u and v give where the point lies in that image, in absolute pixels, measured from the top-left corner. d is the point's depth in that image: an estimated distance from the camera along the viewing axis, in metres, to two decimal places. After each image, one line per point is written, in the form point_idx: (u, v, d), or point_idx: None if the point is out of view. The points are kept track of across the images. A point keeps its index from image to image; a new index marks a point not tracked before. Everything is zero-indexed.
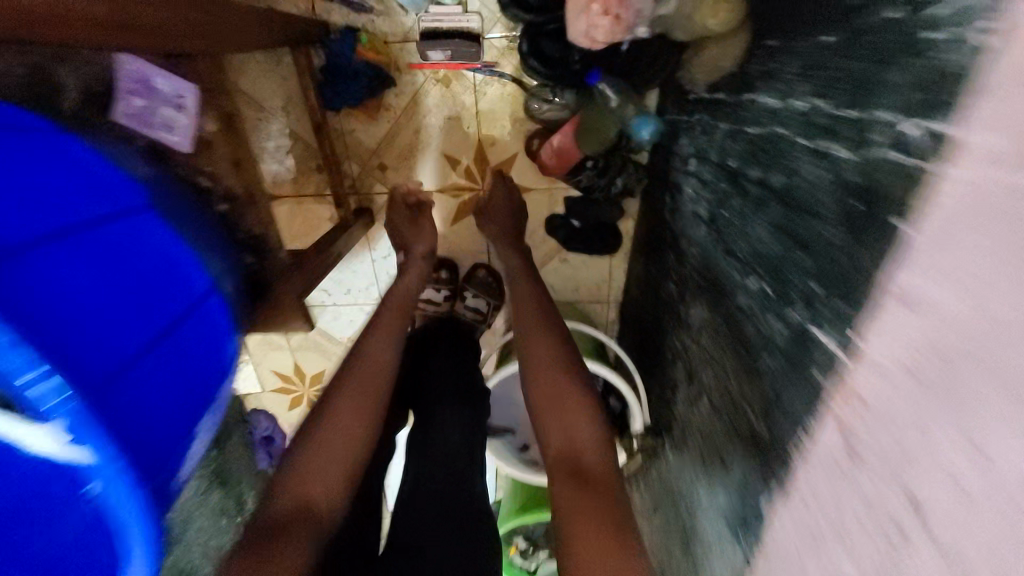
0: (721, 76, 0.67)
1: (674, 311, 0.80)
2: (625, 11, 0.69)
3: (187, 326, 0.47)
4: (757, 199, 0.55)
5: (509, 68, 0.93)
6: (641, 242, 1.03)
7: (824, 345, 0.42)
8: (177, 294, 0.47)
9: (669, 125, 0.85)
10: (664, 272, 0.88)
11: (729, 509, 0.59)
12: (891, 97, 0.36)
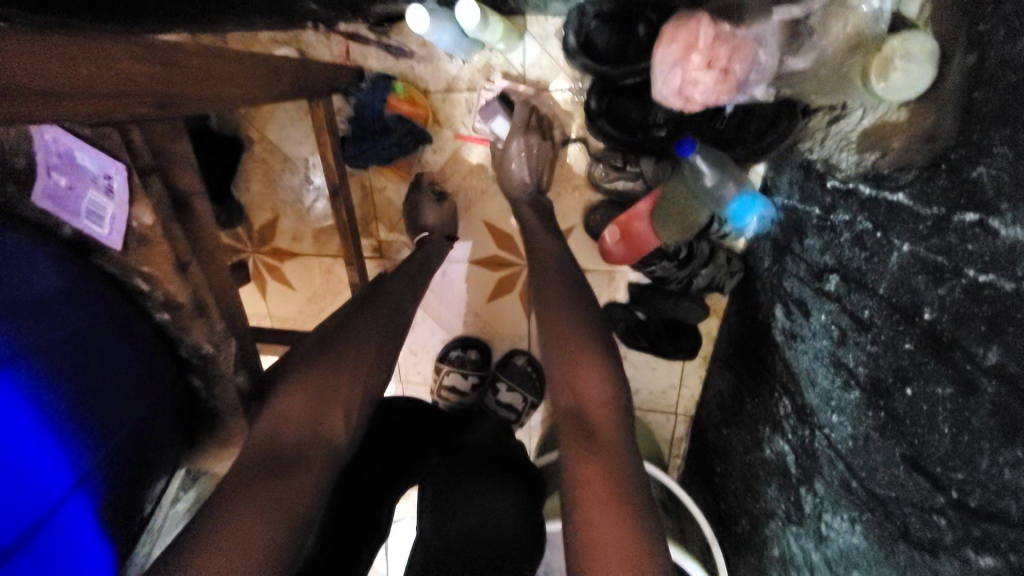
0: (895, 163, 0.42)
1: (788, 491, 0.53)
2: (734, 66, 0.48)
3: (34, 545, 0.33)
4: (1000, 410, 0.30)
5: (571, 125, 0.74)
6: (727, 352, 0.74)
7: None
8: (21, 512, 0.32)
9: (789, 211, 0.58)
10: (767, 419, 0.59)
11: None
12: None
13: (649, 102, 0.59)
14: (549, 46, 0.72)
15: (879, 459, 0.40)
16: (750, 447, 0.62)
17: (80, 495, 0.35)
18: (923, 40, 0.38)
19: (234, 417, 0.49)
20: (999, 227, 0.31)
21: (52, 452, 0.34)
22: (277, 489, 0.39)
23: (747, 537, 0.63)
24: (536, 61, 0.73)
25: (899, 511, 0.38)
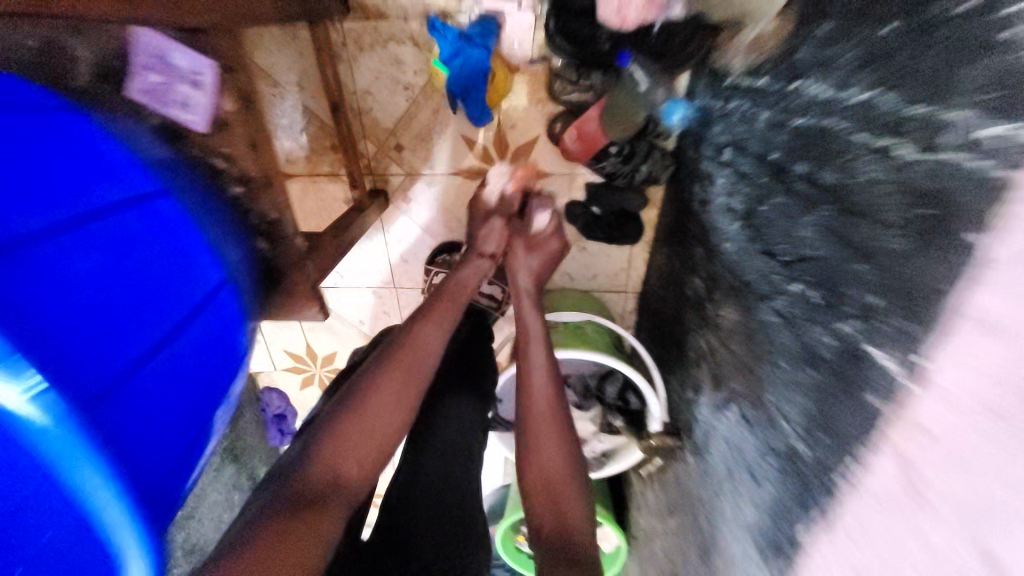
0: (760, 60, 0.61)
1: (700, 308, 0.75)
2: None
3: (199, 324, 0.46)
4: (807, 201, 0.49)
5: (535, 48, 0.87)
6: (664, 232, 0.94)
7: (885, 366, 0.37)
8: (192, 292, 0.46)
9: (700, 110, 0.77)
10: (689, 268, 0.79)
11: (756, 520, 0.55)
12: (977, 95, 0.31)
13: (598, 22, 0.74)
14: None
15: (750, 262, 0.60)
16: (678, 294, 0.84)
17: (222, 292, 0.49)
18: None
19: (294, 275, 0.62)
20: (810, 88, 0.50)
21: (199, 254, 0.47)
22: (319, 512, 0.51)
23: (675, 357, 0.85)
24: None
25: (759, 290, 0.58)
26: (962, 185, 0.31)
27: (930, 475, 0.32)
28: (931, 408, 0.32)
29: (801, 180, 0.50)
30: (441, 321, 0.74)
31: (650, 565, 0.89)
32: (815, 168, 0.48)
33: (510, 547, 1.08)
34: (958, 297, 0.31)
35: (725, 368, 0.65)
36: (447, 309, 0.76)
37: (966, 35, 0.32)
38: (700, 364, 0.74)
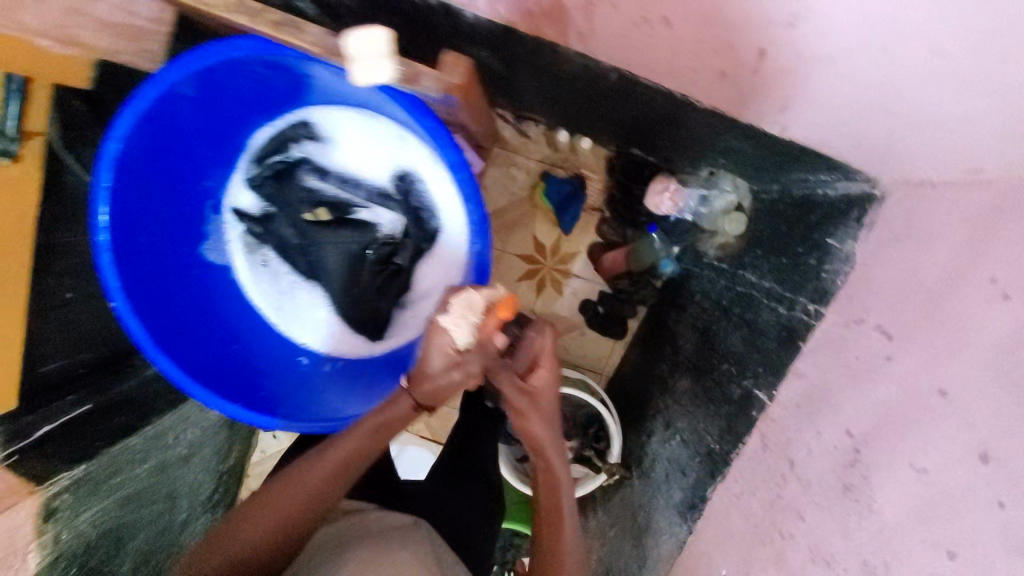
0: (720, 252, 1.13)
1: (662, 384, 1.15)
2: (681, 200, 1.18)
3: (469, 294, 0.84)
4: (734, 324, 0.95)
5: (594, 202, 1.35)
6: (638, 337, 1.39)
7: (761, 398, 0.81)
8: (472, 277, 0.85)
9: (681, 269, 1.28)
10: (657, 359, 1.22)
11: (681, 499, 0.91)
12: (806, 293, 0.80)
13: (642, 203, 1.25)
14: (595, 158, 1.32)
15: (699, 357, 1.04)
16: (644, 376, 1.25)
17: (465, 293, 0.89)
18: (739, 217, 1.10)
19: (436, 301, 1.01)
20: (746, 273, 0.99)
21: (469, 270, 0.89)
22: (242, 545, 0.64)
23: (632, 416, 1.23)
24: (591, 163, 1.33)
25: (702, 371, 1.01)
26: (802, 327, 0.79)
27: (777, 438, 0.76)
28: (780, 411, 0.77)
29: (733, 315, 0.97)
30: (360, 438, 0.73)
31: None
32: (742, 310, 0.95)
33: None
34: (793, 364, 0.78)
35: (673, 417, 1.03)
36: (359, 421, 0.74)
37: (806, 272, 0.82)
38: (654, 419, 1.11)
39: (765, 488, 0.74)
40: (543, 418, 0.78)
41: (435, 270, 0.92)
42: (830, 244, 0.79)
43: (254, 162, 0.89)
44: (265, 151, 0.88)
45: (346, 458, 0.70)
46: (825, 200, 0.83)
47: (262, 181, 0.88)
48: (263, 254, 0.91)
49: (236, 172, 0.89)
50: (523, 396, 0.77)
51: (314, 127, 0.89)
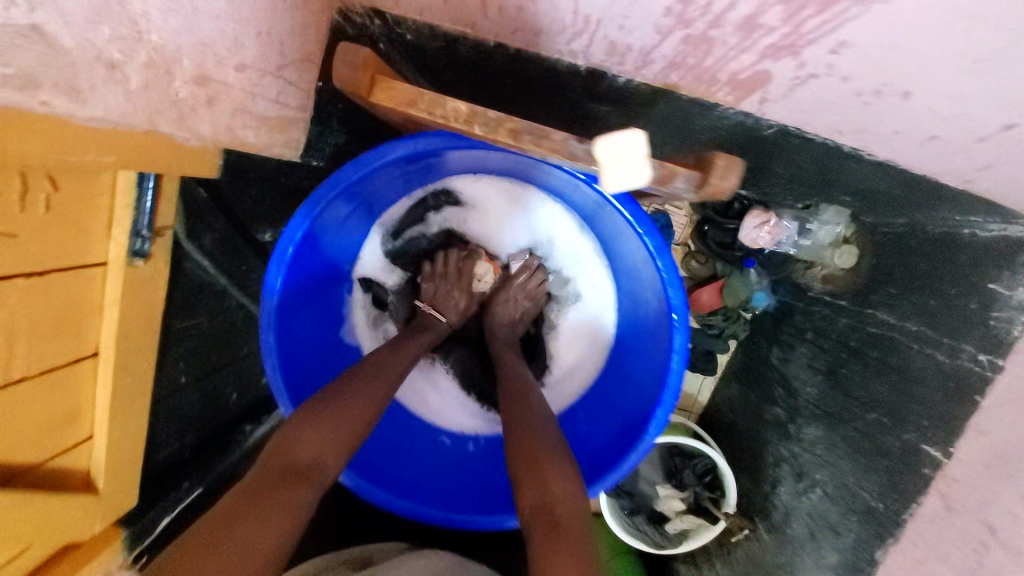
0: (832, 287, 1.08)
1: (777, 429, 1.10)
2: (778, 231, 1.12)
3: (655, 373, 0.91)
4: (876, 369, 0.92)
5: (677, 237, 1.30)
6: (734, 372, 1.32)
7: (933, 454, 0.77)
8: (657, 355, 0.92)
9: (779, 302, 1.21)
10: (767, 400, 1.16)
11: (838, 560, 0.87)
12: (974, 341, 0.75)
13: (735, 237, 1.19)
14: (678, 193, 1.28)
15: (832, 402, 0.99)
16: (754, 417, 1.18)
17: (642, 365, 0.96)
18: (849, 251, 1.05)
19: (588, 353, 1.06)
20: (879, 315, 0.94)
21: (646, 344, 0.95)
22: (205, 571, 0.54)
23: (744, 461, 1.18)
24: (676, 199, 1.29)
25: (840, 417, 0.96)
26: (974, 379, 0.74)
27: (959, 501, 0.71)
28: (961, 471, 0.72)
29: (873, 358, 0.93)
30: (371, 395, 0.77)
31: None
32: (880, 355, 0.92)
33: None
34: (971, 420, 0.73)
35: (806, 466, 0.99)
36: (378, 386, 0.78)
37: (968, 318, 0.78)
38: (777, 468, 1.06)
39: (955, 556, 0.68)
40: (560, 483, 0.67)
41: (573, 345, 1.07)
42: (995, 289, 0.74)
43: (393, 234, 1.04)
44: (404, 225, 1.03)
45: (364, 415, 0.75)
46: (975, 240, 0.79)
47: (409, 255, 1.05)
48: (398, 309, 1.06)
49: (372, 240, 1.03)
50: (540, 451, 0.71)
51: (489, 216, 1.04)
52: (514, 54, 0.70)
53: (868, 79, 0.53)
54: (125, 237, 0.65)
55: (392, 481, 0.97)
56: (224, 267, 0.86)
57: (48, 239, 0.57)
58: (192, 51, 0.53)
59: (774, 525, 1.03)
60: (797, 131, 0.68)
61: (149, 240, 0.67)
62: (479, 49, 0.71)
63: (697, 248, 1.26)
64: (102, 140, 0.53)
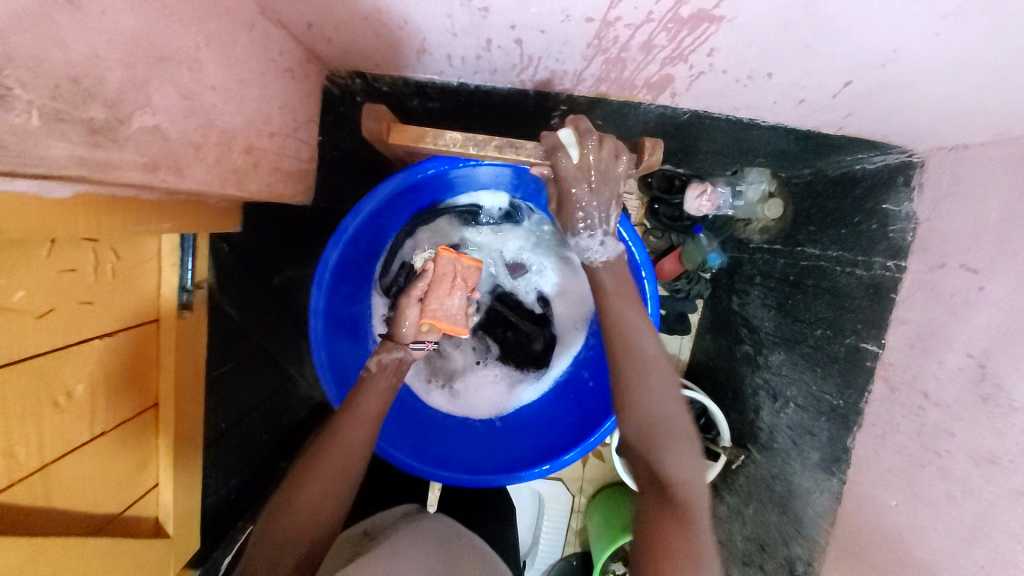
0: (767, 236, 1.27)
1: (749, 364, 1.29)
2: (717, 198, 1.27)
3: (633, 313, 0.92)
4: (813, 293, 1.09)
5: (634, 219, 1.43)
6: (706, 325, 1.49)
7: (872, 348, 0.93)
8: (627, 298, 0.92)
9: (729, 258, 1.40)
10: (735, 341, 1.35)
11: (821, 457, 1.01)
12: (881, 253, 0.93)
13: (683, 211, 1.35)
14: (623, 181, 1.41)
15: (788, 330, 1.16)
16: (729, 358, 1.37)
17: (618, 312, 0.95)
18: (774, 205, 1.22)
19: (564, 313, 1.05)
20: (809, 249, 1.13)
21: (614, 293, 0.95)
22: None
23: (730, 399, 1.34)
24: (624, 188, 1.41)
25: (797, 341, 1.13)
26: (889, 284, 0.91)
27: (899, 377, 0.87)
28: (895, 355, 0.89)
29: (811, 285, 1.10)
30: (343, 460, 0.74)
31: (734, 557, 1.23)
32: (816, 281, 1.09)
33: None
34: (893, 313, 0.90)
35: (778, 388, 1.17)
36: (337, 457, 0.73)
37: (873, 236, 0.95)
38: (756, 396, 1.24)
39: (906, 421, 0.85)
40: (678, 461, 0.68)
41: (568, 307, 1.04)
42: (888, 209, 0.93)
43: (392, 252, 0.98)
44: (402, 240, 0.97)
45: (359, 446, 0.76)
46: (865, 173, 0.99)
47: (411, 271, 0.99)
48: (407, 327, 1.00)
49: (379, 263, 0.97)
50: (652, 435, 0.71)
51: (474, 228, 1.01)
52: (475, 88, 0.84)
53: (739, 70, 0.65)
54: (172, 293, 0.75)
55: (427, 456, 0.89)
56: (244, 313, 0.93)
57: (113, 302, 0.65)
58: (241, 134, 0.62)
59: (763, 446, 1.19)
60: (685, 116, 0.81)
61: (190, 294, 0.77)
62: (446, 89, 0.84)
63: (653, 227, 1.41)
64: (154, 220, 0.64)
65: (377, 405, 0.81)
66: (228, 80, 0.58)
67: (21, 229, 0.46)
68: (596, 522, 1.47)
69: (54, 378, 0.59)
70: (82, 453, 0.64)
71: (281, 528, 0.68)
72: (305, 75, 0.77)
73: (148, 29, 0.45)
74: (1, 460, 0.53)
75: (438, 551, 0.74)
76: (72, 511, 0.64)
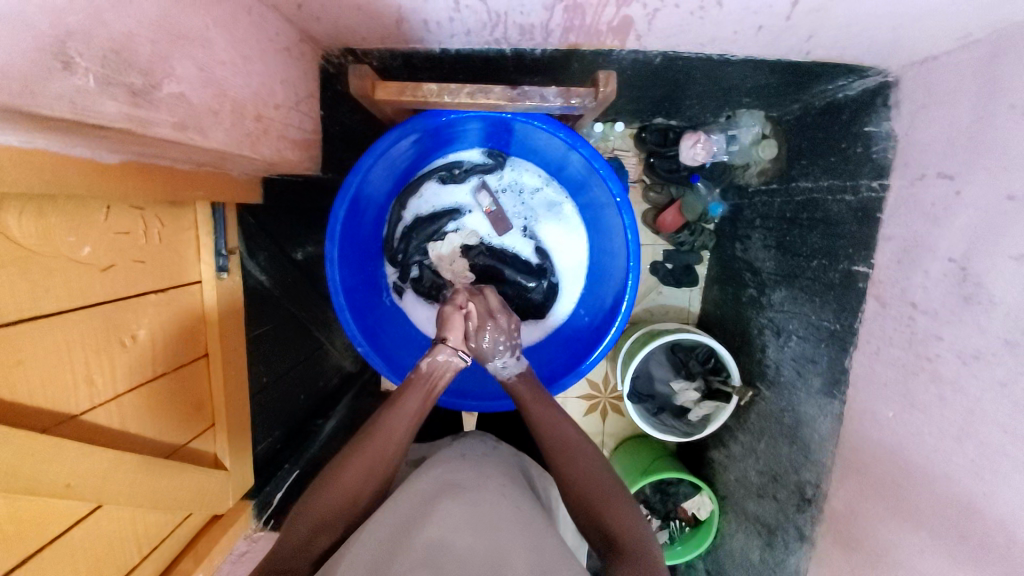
0: (765, 177, 1.27)
1: (754, 306, 1.29)
2: (711, 145, 1.29)
3: (622, 247, 0.95)
4: (809, 226, 1.11)
5: (634, 176, 1.45)
6: (713, 278, 1.48)
7: (863, 270, 0.95)
8: (616, 233, 0.97)
9: (731, 207, 1.41)
10: (738, 285, 1.36)
11: (822, 382, 1.04)
12: (867, 174, 0.95)
13: (680, 162, 1.36)
14: (621, 140, 1.43)
15: (789, 266, 1.17)
16: (735, 304, 1.37)
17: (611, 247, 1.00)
18: (768, 147, 1.24)
19: (564, 256, 1.11)
20: (802, 183, 1.14)
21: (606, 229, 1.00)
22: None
23: (739, 343, 1.35)
24: (622, 146, 1.43)
25: (797, 275, 1.14)
26: (876, 204, 0.93)
27: (889, 293, 0.89)
28: (885, 273, 0.90)
29: (807, 219, 1.12)
30: (388, 436, 0.78)
31: (749, 495, 1.25)
32: (811, 213, 1.10)
33: None
34: (880, 232, 0.92)
35: (782, 324, 1.18)
36: (376, 450, 0.76)
37: (858, 160, 0.97)
38: (762, 335, 1.26)
39: (897, 335, 0.86)
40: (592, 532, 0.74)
41: (566, 248, 1.10)
42: (870, 131, 0.95)
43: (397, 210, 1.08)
44: (404, 196, 1.07)
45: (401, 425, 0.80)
46: (849, 100, 1.01)
47: (415, 226, 1.08)
48: (417, 279, 1.10)
49: (387, 220, 1.08)
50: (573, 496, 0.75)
51: (469, 181, 1.09)
52: (459, 54, 0.91)
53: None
54: (210, 258, 0.88)
55: (461, 394, 1.06)
56: (275, 282, 1.05)
57: (161, 261, 0.79)
58: (250, 103, 0.75)
59: (770, 383, 1.21)
60: (634, 52, 0.89)
61: (226, 258, 0.89)
62: (433, 58, 0.93)
63: (652, 181, 1.42)
64: (196, 179, 0.76)
65: (420, 406, 0.84)
66: (234, 56, 0.69)
67: (82, 186, 0.57)
68: (616, 472, 1.52)
69: (121, 323, 0.73)
70: (149, 388, 0.79)
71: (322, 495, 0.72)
72: (301, 55, 0.88)
73: (167, 12, 0.56)
74: (83, 386, 0.68)
75: (474, 464, 0.81)
76: (146, 435, 0.80)
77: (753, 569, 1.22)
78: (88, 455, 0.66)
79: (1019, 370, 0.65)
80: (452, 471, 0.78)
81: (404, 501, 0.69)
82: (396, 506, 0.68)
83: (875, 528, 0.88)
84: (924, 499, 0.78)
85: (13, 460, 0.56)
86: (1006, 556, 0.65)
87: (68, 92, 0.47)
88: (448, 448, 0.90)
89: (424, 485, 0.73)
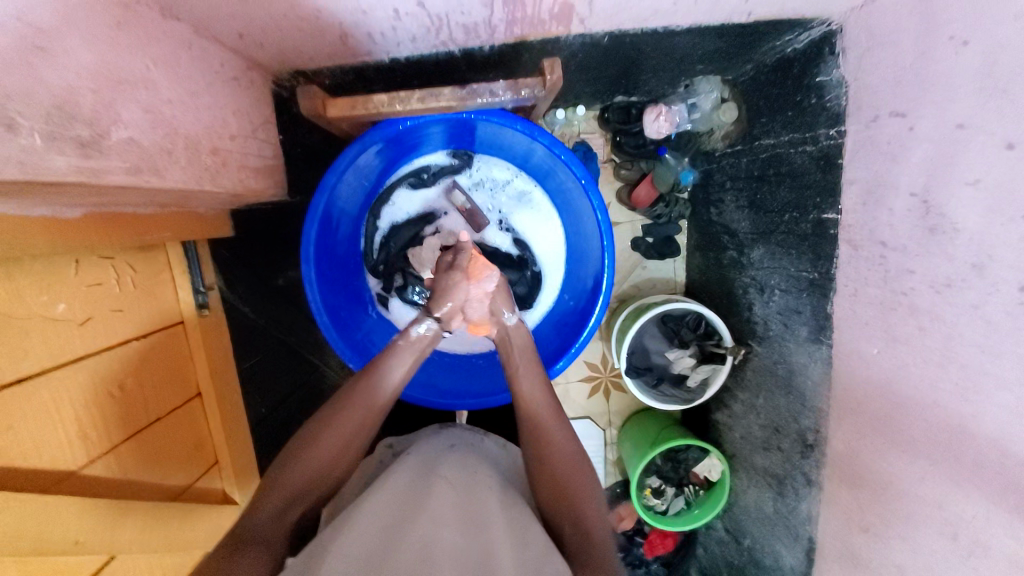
0: (730, 139, 1.29)
1: (736, 267, 1.31)
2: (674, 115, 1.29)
3: (595, 230, 0.96)
4: (777, 181, 1.12)
5: (602, 155, 1.46)
6: (694, 245, 1.50)
7: (833, 217, 0.97)
8: (587, 217, 0.98)
9: (702, 173, 1.42)
10: (719, 249, 1.38)
11: (809, 331, 1.06)
12: (824, 123, 0.97)
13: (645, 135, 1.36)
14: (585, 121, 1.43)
15: (763, 223, 1.19)
16: (718, 268, 1.39)
17: (585, 231, 1.01)
18: (730, 110, 1.25)
19: (542, 245, 1.11)
20: (765, 140, 1.15)
21: (578, 214, 1.01)
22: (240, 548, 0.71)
23: (727, 305, 1.37)
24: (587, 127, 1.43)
25: (773, 231, 1.15)
26: (837, 152, 0.94)
27: (859, 235, 0.91)
28: (853, 216, 0.92)
29: (774, 174, 1.13)
30: (367, 408, 0.82)
31: (755, 451, 1.28)
32: (777, 168, 1.12)
33: (643, 500, 1.43)
34: (844, 178, 0.94)
35: (764, 280, 1.20)
36: (356, 419, 0.81)
37: (815, 110, 0.99)
38: (747, 294, 1.28)
39: (872, 274, 0.88)
40: (595, 511, 0.76)
41: (544, 237, 1.11)
42: (822, 81, 0.97)
43: (370, 222, 1.08)
44: (376, 208, 1.07)
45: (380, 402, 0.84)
46: (797, 53, 1.03)
47: (391, 235, 1.09)
48: (401, 288, 1.10)
49: (363, 233, 1.08)
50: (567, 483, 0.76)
51: (439, 184, 1.09)
52: (409, 60, 0.91)
53: None
54: (189, 295, 0.91)
55: (459, 395, 1.06)
56: (260, 313, 1.05)
57: (136, 308, 0.80)
58: (205, 137, 0.75)
59: (761, 339, 1.24)
60: (582, 36, 0.90)
61: (206, 294, 0.93)
62: (384, 67, 0.92)
63: (621, 159, 1.43)
64: (160, 221, 0.76)
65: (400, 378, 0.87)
66: (181, 93, 0.69)
67: (48, 246, 0.59)
68: (626, 448, 1.54)
69: (106, 375, 0.73)
70: (145, 434, 0.80)
71: (301, 465, 0.76)
72: (250, 83, 0.87)
73: (102, 58, 0.55)
74: (77, 443, 0.68)
75: (458, 454, 0.85)
76: (151, 481, 0.80)
77: (768, 519, 1.25)
78: (95, 511, 0.67)
79: (988, 292, 0.68)
80: (439, 462, 0.81)
81: (396, 491, 0.72)
82: (387, 494, 0.71)
83: (876, 463, 0.90)
84: (918, 428, 0.81)
85: (18, 524, 0.57)
86: (999, 469, 0.67)
87: (15, 152, 0.46)
88: (432, 438, 0.93)
89: (413, 474, 0.77)
